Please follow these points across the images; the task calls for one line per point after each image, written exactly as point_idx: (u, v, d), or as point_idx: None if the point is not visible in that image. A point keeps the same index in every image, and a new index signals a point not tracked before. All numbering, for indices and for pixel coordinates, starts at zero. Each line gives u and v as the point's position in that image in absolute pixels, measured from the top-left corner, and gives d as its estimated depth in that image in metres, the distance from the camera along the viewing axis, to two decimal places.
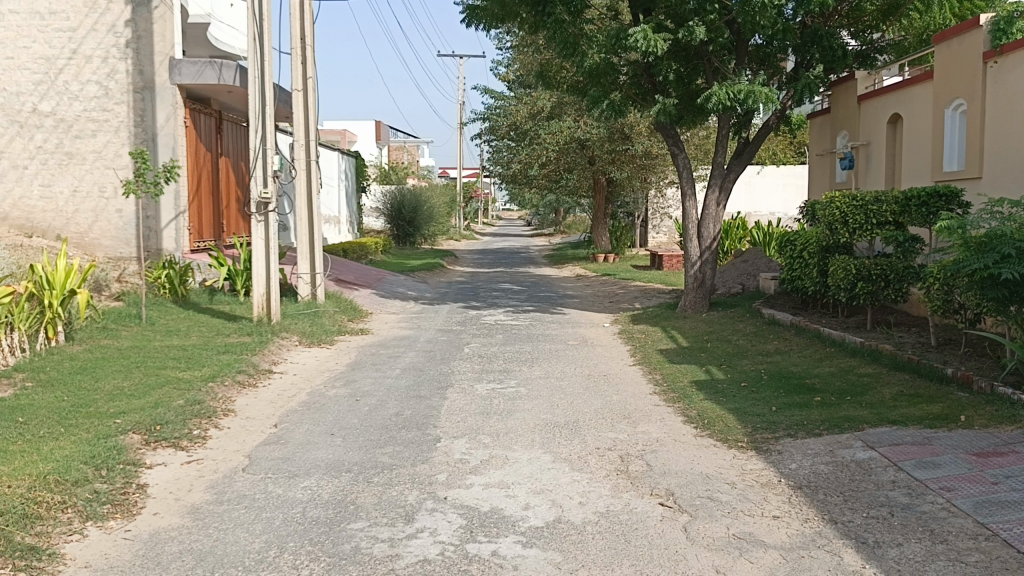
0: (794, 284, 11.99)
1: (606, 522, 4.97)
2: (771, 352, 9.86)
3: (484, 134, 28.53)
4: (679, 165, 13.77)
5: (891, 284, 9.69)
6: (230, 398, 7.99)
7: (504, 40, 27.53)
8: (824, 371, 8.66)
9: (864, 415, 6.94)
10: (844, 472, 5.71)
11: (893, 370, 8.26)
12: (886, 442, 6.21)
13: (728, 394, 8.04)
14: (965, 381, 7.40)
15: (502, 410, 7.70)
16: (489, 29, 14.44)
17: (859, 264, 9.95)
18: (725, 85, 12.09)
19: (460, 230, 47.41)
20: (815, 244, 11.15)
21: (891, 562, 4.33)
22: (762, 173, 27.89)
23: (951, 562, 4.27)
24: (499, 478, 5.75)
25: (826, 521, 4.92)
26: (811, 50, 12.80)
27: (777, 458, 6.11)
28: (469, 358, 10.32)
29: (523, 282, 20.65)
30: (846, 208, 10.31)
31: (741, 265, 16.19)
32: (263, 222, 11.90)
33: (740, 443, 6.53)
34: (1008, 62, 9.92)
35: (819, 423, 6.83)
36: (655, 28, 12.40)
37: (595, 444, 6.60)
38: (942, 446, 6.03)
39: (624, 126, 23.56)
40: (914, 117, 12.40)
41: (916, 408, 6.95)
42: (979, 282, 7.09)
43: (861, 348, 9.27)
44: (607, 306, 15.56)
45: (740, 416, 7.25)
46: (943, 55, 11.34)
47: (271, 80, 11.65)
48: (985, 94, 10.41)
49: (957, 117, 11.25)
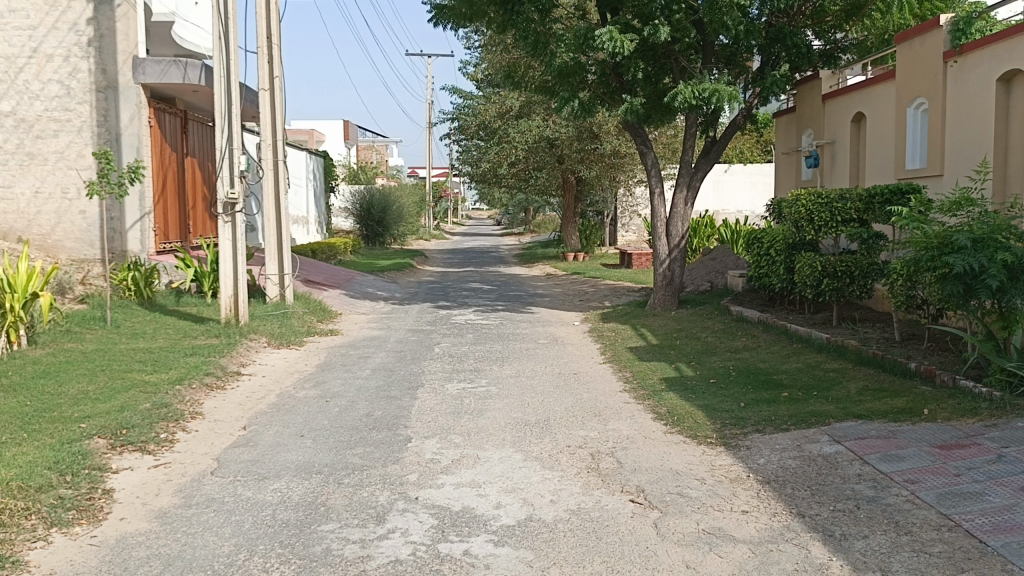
0: (761, 280, 12.10)
1: (577, 519, 5.00)
2: (738, 349, 9.96)
3: (453, 134, 28.45)
4: (648, 163, 13.82)
5: (856, 280, 9.84)
6: (198, 401, 7.89)
7: (473, 40, 27.50)
8: (790, 367, 8.76)
9: (830, 410, 7.04)
10: (811, 466, 5.80)
11: (858, 365, 8.39)
12: (852, 436, 6.31)
13: (697, 391, 8.12)
14: (929, 375, 7.56)
15: (473, 409, 7.70)
16: (458, 28, 14.38)
17: (825, 261, 10.08)
18: (691, 84, 12.20)
19: (430, 230, 47.32)
20: (782, 241, 11.24)
21: (858, 554, 4.41)
22: (728, 172, 28.15)
23: (914, 554, 4.35)
24: (470, 477, 5.76)
25: (793, 515, 4.98)
26: (776, 49, 12.99)
27: (746, 454, 6.19)
28: (440, 357, 10.30)
29: (493, 281, 20.63)
30: (812, 205, 10.41)
31: (708, 263, 16.33)
32: (230, 222, 11.73)
33: (709, 438, 6.61)
34: (970, 60, 10.06)
35: (786, 418, 6.93)
36: (623, 28, 12.50)
37: (566, 442, 6.63)
38: (907, 439, 6.13)
39: (592, 125, 23.62)
40: (877, 116, 12.58)
41: (882, 402, 7.07)
42: (938, 273, 7.20)
43: (827, 344, 9.39)
44: (577, 305, 15.59)
45: (709, 412, 7.33)
46: (905, 55, 11.52)
47: (238, 79, 11.51)
48: (945, 93, 10.57)
49: (918, 115, 11.41)
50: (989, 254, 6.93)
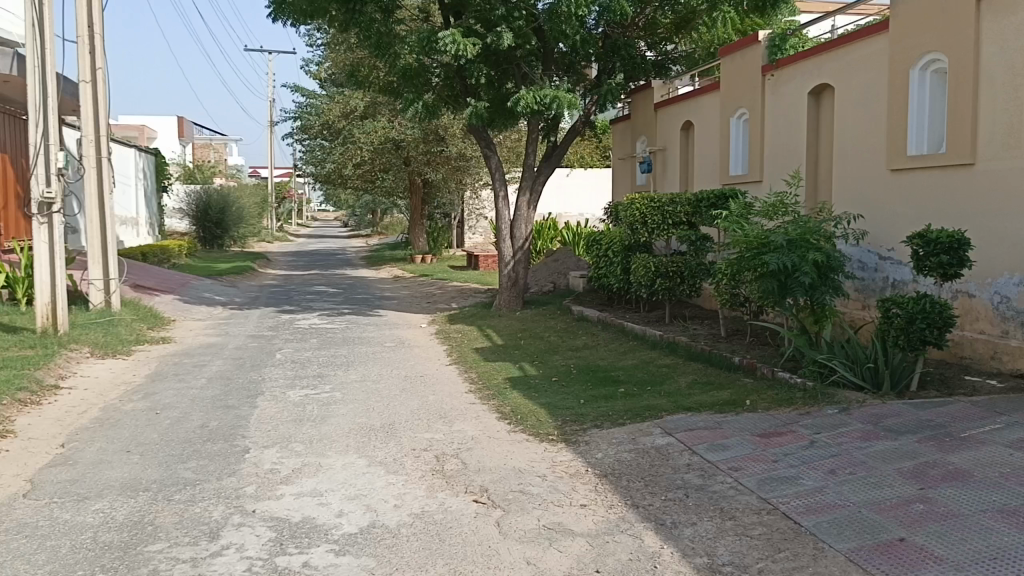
0: (600, 281, 12.53)
1: (420, 522, 4.98)
2: (579, 347, 10.27)
3: (295, 134, 27.67)
4: (492, 166, 14.01)
5: (686, 280, 10.40)
6: (8, 418, 7.24)
7: (315, 38, 26.85)
8: (627, 363, 9.12)
9: (663, 404, 7.38)
10: (645, 458, 6.06)
11: (688, 361, 8.86)
12: (682, 428, 6.65)
13: (540, 389, 8.29)
14: (750, 368, 8.08)
15: (315, 416, 7.51)
16: (297, 23, 13.87)
17: (658, 262, 10.57)
18: (532, 90, 12.42)
19: (272, 232, 45.81)
20: (619, 243, 11.71)
21: (686, 540, 4.64)
22: (570, 176, 29.00)
23: (737, 537, 4.63)
24: (311, 486, 5.61)
25: (628, 507, 5.19)
26: (612, 60, 13.64)
27: (585, 449, 6.38)
28: (281, 363, 9.98)
29: (338, 284, 20.24)
30: (645, 209, 10.92)
31: (551, 264, 16.74)
32: (46, 224, 10.82)
33: (550, 436, 6.77)
34: (784, 75, 10.77)
35: (622, 413, 7.21)
36: (465, 31, 12.55)
37: (411, 446, 6.60)
38: (731, 429, 6.52)
39: (438, 127, 23.65)
40: (703, 125, 13.31)
41: (709, 394, 7.49)
42: (757, 272, 7.71)
43: (661, 340, 9.85)
44: (423, 307, 15.56)
45: (551, 410, 7.51)
46: (728, 69, 12.24)
47: (55, 70, 10.67)
48: (764, 105, 11.25)
49: (741, 126, 12.14)
50: (801, 254, 7.51)
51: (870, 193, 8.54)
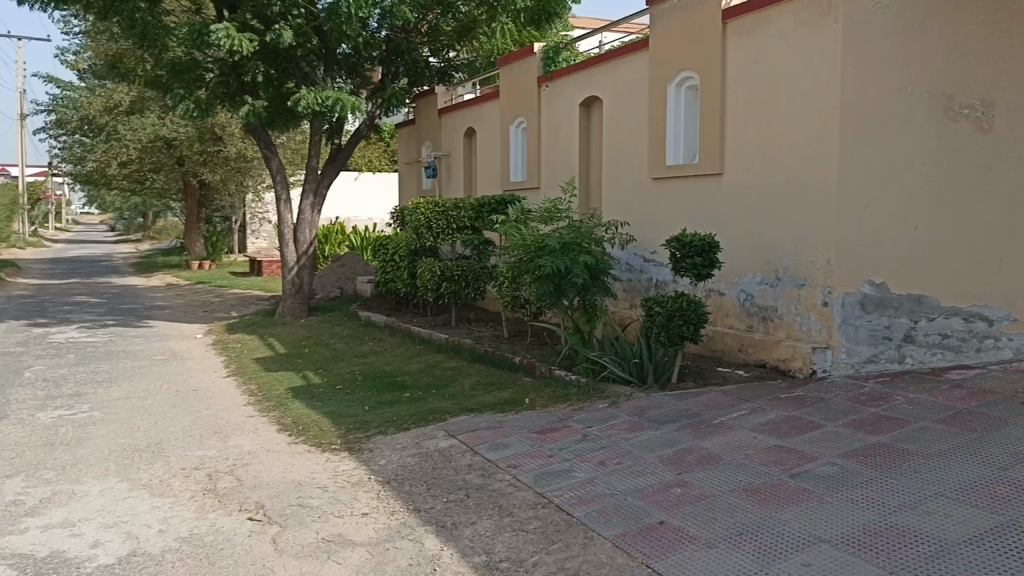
0: (387, 286, 12.46)
1: (188, 546, 4.68)
2: (365, 353, 10.14)
3: (49, 129, 25.13)
4: (272, 168, 13.49)
5: (471, 283, 10.68)
6: None
7: (71, 24, 24.53)
8: (412, 368, 9.13)
9: (446, 407, 7.46)
10: (428, 462, 6.09)
11: (472, 363, 9.03)
12: (465, 429, 6.75)
13: (323, 398, 8.09)
14: (530, 367, 8.37)
15: (70, 439, 6.84)
16: (49, 8, 12.60)
17: (442, 266, 10.69)
18: (313, 90, 12.12)
19: (24, 237, 41.32)
20: (405, 247, 11.70)
21: (465, 541, 4.71)
22: (358, 179, 28.60)
23: (514, 533, 4.76)
24: (62, 517, 5.09)
25: (410, 512, 5.18)
26: (396, 63, 13.77)
27: (367, 456, 6.30)
28: (31, 382, 9.00)
29: (103, 294, 18.62)
30: (429, 213, 10.95)
31: (337, 269, 16.41)
32: None
33: (332, 445, 6.62)
34: (557, 86, 11.14)
35: (406, 418, 7.20)
36: (240, 27, 12.02)
37: (181, 465, 6.19)
38: (511, 427, 6.70)
39: (215, 126, 22.42)
40: (485, 132, 13.59)
41: (491, 395, 7.67)
42: (534, 275, 7.97)
43: (446, 343, 9.96)
44: (200, 316, 14.69)
45: (333, 418, 7.34)
46: (506, 78, 12.46)
47: None
48: (539, 115, 11.57)
49: (519, 134, 12.45)
50: (573, 256, 7.87)
51: (638, 199, 9.08)
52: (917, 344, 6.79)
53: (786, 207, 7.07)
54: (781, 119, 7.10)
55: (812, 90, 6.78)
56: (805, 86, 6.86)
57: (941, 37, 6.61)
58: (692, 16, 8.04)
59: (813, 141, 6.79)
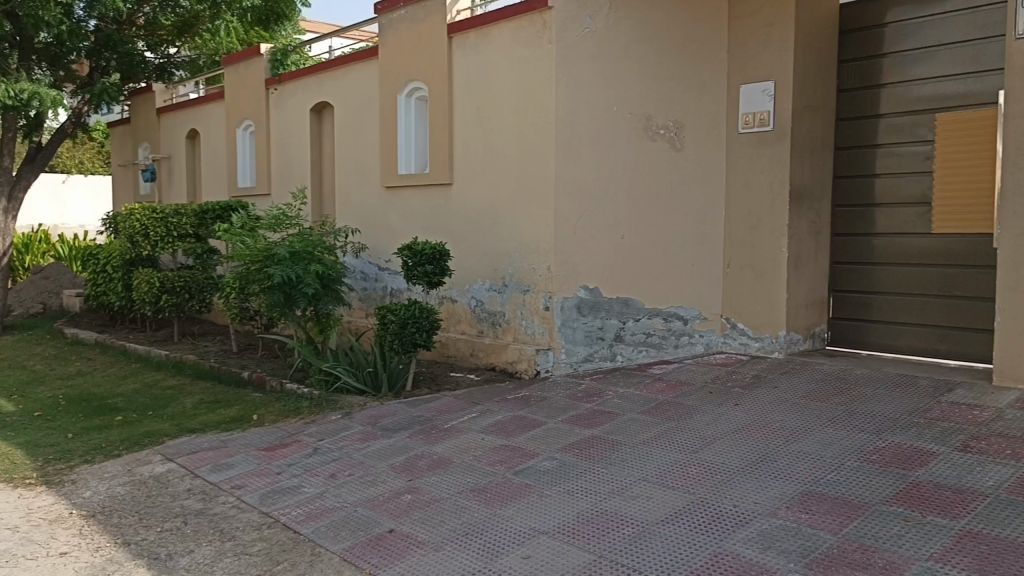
0: (99, 300, 11.33)
1: None
2: (71, 375, 9.13)
3: None
4: None
5: (194, 296, 10.07)
6: None
7: None
8: (127, 389, 8.35)
9: (165, 428, 6.91)
10: (141, 490, 5.59)
11: (195, 380, 8.46)
12: (185, 452, 6.29)
13: (17, 428, 7.15)
14: (259, 382, 8.02)
15: None
16: None
17: (162, 277, 9.93)
18: (3, 81, 10.65)
19: None
20: (118, 257, 10.72)
21: (181, 571, 4.37)
22: (66, 183, 25.80)
23: (236, 557, 4.50)
24: None
25: (117, 546, 4.72)
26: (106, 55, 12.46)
27: (69, 490, 5.66)
28: None
29: None
30: (146, 220, 10.10)
31: (38, 282, 14.65)
32: None
33: (26, 480, 5.86)
34: (286, 89, 10.79)
35: (117, 444, 6.57)
36: None
37: None
38: (237, 446, 6.35)
39: None
40: (209, 134, 12.83)
41: (215, 413, 7.22)
42: (262, 285, 7.63)
43: (167, 361, 9.26)
44: None
45: (28, 450, 6.51)
46: (231, 78, 11.85)
47: None
48: (269, 118, 11.14)
49: (247, 137, 11.91)
50: (303, 266, 7.61)
51: (371, 207, 9.04)
52: (625, 343, 7.31)
53: (511, 217, 7.43)
54: (504, 132, 7.43)
55: (531, 106, 7.17)
56: (524, 102, 7.24)
57: (638, 61, 7.12)
58: (419, 28, 8.15)
59: (533, 155, 7.18)
